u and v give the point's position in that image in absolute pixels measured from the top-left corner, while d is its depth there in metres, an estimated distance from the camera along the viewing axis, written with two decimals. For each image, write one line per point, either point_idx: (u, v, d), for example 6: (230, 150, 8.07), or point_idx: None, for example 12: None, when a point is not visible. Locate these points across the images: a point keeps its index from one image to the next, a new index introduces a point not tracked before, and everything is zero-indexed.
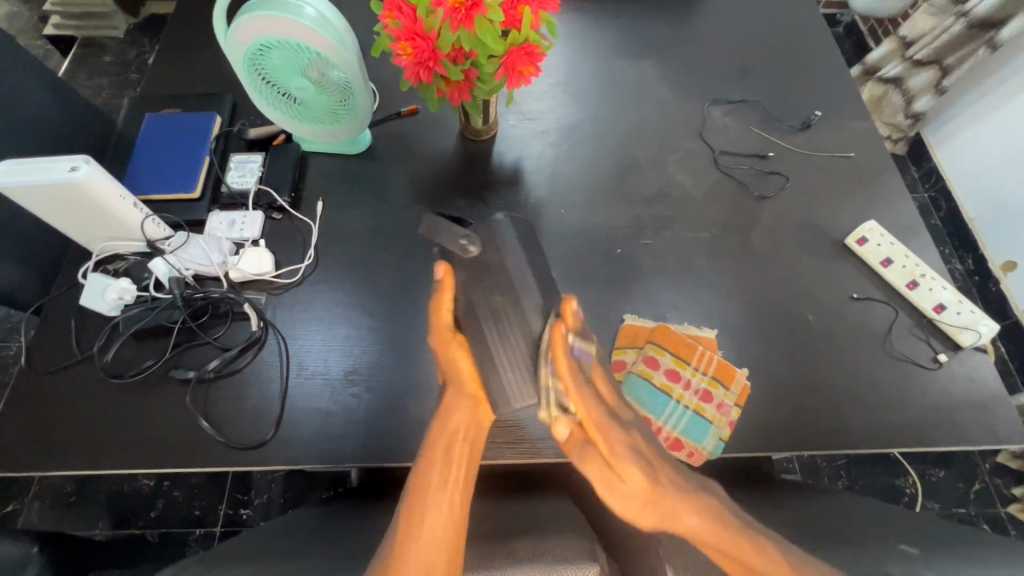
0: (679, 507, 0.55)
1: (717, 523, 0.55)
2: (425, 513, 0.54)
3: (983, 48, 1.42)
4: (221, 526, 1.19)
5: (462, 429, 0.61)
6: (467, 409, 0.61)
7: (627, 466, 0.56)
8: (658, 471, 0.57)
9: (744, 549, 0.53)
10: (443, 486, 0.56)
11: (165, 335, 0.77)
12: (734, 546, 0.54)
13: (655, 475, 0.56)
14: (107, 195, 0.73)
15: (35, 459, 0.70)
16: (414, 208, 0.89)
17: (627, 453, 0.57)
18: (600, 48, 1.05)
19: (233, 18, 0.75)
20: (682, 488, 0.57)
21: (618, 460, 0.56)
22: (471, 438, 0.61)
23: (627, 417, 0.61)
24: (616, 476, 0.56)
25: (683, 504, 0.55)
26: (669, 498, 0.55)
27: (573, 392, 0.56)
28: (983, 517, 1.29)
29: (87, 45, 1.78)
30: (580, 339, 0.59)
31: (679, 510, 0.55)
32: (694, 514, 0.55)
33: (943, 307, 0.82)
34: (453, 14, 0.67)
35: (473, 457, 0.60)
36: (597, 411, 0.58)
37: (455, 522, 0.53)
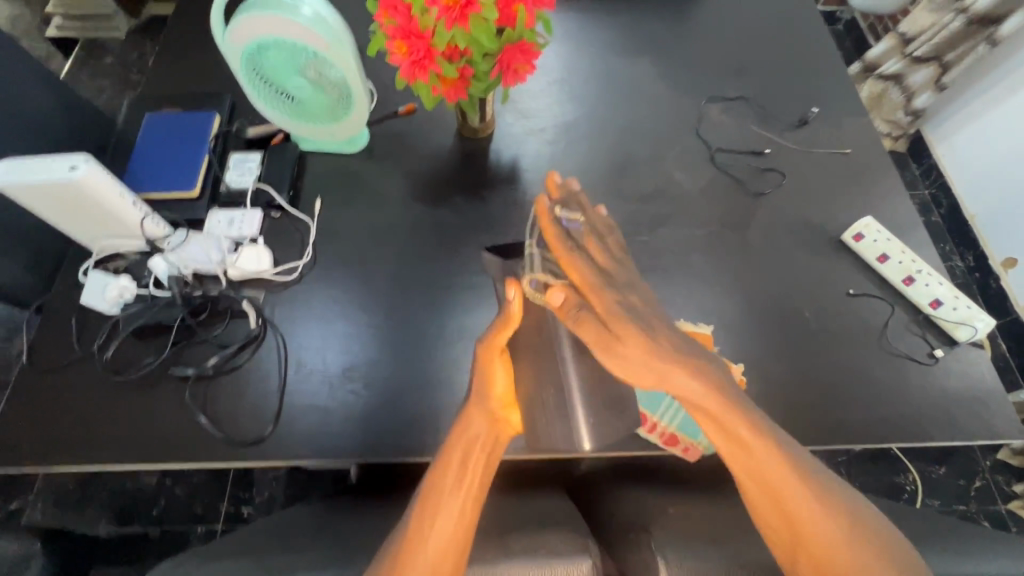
0: (671, 371, 0.53)
1: (722, 414, 0.53)
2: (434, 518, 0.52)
3: (983, 44, 1.42)
4: (222, 523, 1.19)
5: (478, 443, 0.58)
6: (488, 422, 0.60)
7: (627, 334, 0.53)
8: (658, 335, 0.54)
9: (737, 422, 0.53)
10: (459, 484, 0.55)
11: (165, 333, 0.78)
12: (731, 418, 0.53)
13: (652, 334, 0.54)
14: (107, 194, 0.73)
15: (35, 455, 0.71)
16: (412, 206, 0.90)
17: (634, 361, 0.53)
18: (597, 45, 1.06)
19: (231, 19, 0.76)
20: (673, 345, 0.54)
21: (623, 333, 0.53)
22: (487, 455, 0.58)
23: (625, 295, 0.56)
24: (616, 348, 0.54)
25: (675, 368, 0.53)
26: (676, 376, 0.53)
27: (561, 256, 0.57)
28: (983, 514, 1.29)
29: (89, 46, 1.79)
30: (540, 278, 0.59)
31: (674, 371, 0.53)
32: (692, 381, 0.53)
33: (939, 303, 0.83)
34: (448, 12, 0.68)
35: (490, 467, 0.58)
36: (602, 330, 0.54)
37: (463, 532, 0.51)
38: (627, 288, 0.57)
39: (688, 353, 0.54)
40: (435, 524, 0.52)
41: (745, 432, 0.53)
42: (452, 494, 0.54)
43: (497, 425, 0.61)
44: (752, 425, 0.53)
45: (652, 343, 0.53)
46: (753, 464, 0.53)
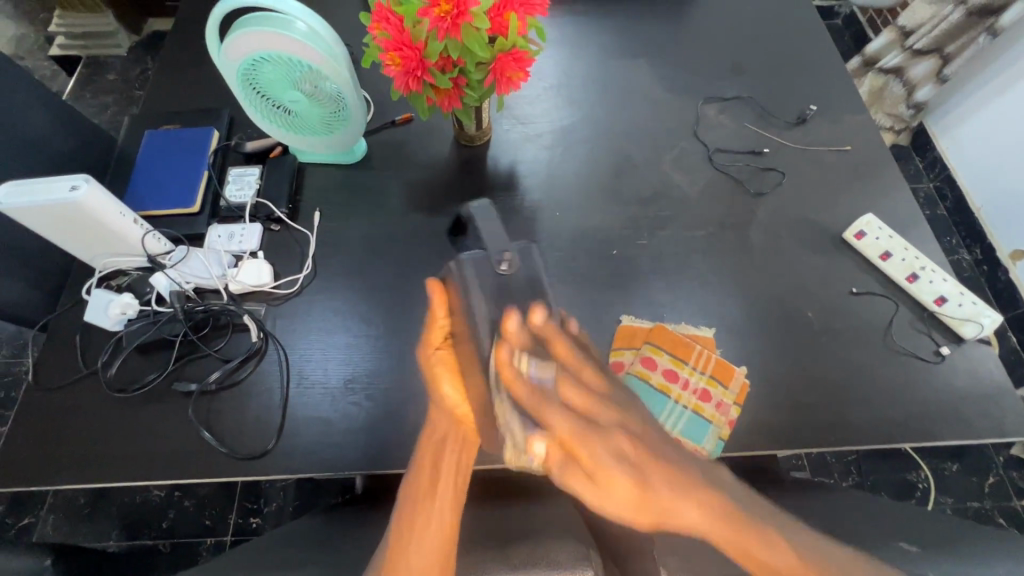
0: (673, 506, 0.54)
1: (718, 523, 0.54)
2: (417, 521, 0.55)
3: (984, 35, 1.39)
4: (231, 534, 1.20)
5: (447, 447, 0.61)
6: (450, 422, 0.63)
7: (612, 475, 0.54)
8: (652, 476, 0.54)
9: (733, 533, 0.54)
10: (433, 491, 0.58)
11: (167, 348, 0.78)
12: (723, 524, 0.54)
13: (642, 475, 0.54)
14: (107, 213, 0.74)
15: (42, 474, 0.71)
16: (411, 215, 0.90)
17: (608, 461, 0.54)
18: (592, 49, 1.06)
19: (226, 35, 0.77)
20: (673, 485, 0.55)
21: (601, 471, 0.54)
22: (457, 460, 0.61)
23: (607, 415, 0.57)
24: (604, 485, 0.54)
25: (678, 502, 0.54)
26: (660, 487, 0.54)
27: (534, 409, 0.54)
28: (998, 511, 1.27)
29: (92, 64, 1.82)
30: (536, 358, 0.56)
31: (672, 505, 0.54)
32: (691, 508, 0.54)
33: (944, 299, 0.81)
34: (440, 22, 0.68)
35: (461, 466, 0.61)
36: (578, 423, 0.55)
37: (445, 535, 0.54)
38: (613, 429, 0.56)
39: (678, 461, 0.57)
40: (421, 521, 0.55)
41: (755, 544, 0.53)
42: (430, 497, 0.57)
43: (460, 425, 0.62)
44: (758, 534, 0.54)
45: (621, 441, 0.55)
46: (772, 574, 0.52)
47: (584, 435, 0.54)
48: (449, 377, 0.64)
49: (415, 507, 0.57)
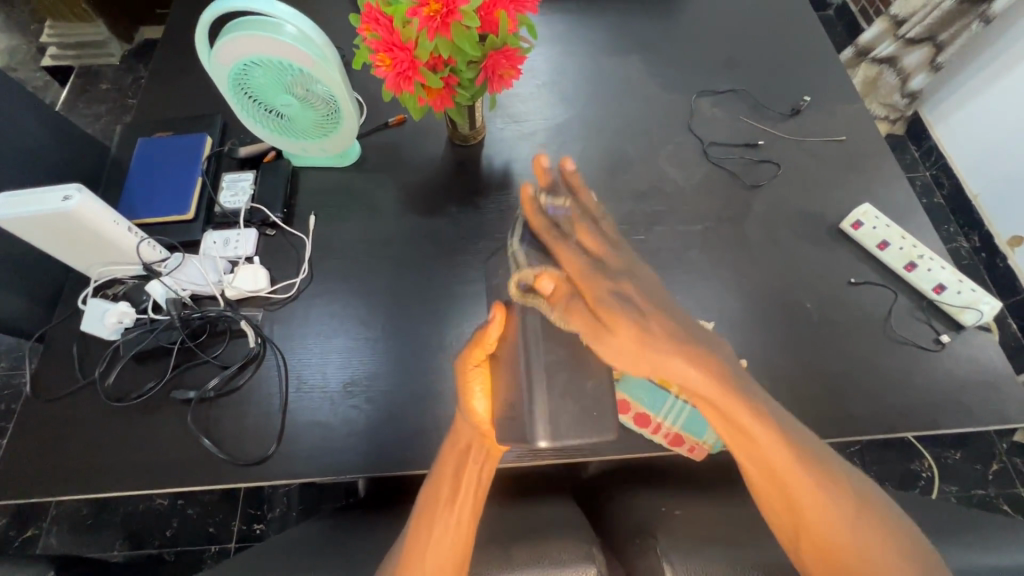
0: (670, 359, 0.54)
1: (719, 386, 0.54)
2: (435, 525, 0.56)
3: (976, 22, 1.40)
4: (235, 541, 1.20)
5: (470, 457, 0.60)
6: (475, 434, 0.61)
7: (614, 319, 0.55)
8: (652, 325, 0.55)
9: (739, 415, 0.54)
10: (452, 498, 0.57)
11: (165, 356, 0.78)
12: (735, 412, 0.54)
13: (642, 321, 0.55)
14: (101, 221, 0.74)
15: (42, 485, 0.71)
16: (407, 217, 0.89)
17: (613, 304, 0.55)
18: (584, 45, 1.05)
19: (215, 41, 0.76)
20: (686, 353, 0.54)
21: (607, 313, 0.55)
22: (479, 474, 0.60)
23: (617, 263, 0.60)
24: (605, 331, 0.54)
25: (677, 360, 0.54)
26: (654, 351, 0.54)
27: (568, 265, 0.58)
28: (1002, 498, 1.27)
29: (85, 74, 1.81)
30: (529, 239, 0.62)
31: (670, 360, 0.54)
32: (696, 376, 0.54)
33: (943, 287, 0.81)
34: (429, 22, 0.68)
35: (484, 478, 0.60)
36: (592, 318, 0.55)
37: (461, 539, 0.55)
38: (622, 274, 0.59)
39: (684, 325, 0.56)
40: (438, 526, 0.56)
41: (747, 419, 0.54)
42: (450, 507, 0.57)
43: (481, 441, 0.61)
44: (762, 422, 0.54)
45: (629, 286, 0.57)
46: (760, 457, 0.54)
47: (593, 274, 0.57)
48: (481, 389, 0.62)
49: (431, 514, 0.57)
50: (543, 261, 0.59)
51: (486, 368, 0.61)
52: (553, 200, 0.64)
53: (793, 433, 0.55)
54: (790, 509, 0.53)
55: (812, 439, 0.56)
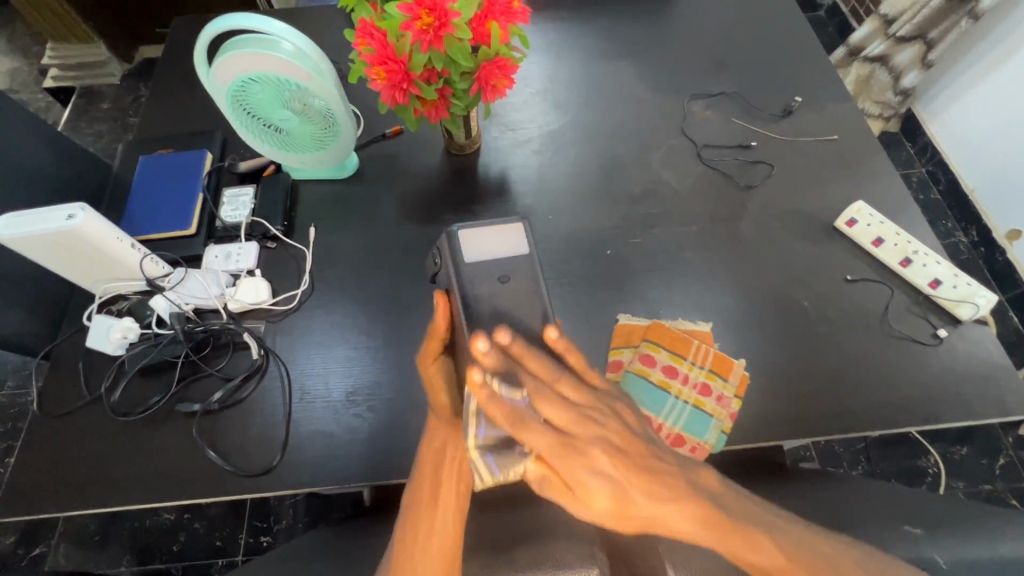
0: (663, 505, 0.51)
1: (707, 528, 0.51)
2: (420, 524, 0.56)
3: (965, 19, 1.40)
4: (242, 553, 1.20)
5: (448, 452, 0.58)
6: (451, 430, 0.60)
7: (591, 450, 0.50)
8: (624, 455, 0.51)
9: (720, 540, 0.52)
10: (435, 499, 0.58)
11: (169, 370, 0.79)
12: (725, 537, 0.51)
13: (624, 454, 0.51)
14: (105, 238, 0.75)
15: (49, 501, 0.72)
16: (406, 227, 0.91)
17: (593, 447, 0.50)
18: (576, 53, 1.07)
19: (214, 59, 0.78)
20: (656, 487, 0.51)
21: (583, 456, 0.50)
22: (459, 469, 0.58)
23: (600, 387, 0.56)
24: (581, 496, 0.50)
25: (666, 509, 0.51)
26: (639, 496, 0.50)
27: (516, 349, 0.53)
28: (1010, 492, 1.27)
29: (86, 94, 1.83)
30: (517, 251, 0.59)
31: (661, 517, 0.51)
32: (682, 519, 0.51)
33: (938, 282, 0.82)
34: (422, 35, 0.69)
35: (464, 472, 0.58)
36: (565, 411, 0.52)
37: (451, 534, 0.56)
38: (608, 402, 0.55)
39: (660, 469, 0.52)
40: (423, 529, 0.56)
41: (712, 531, 0.51)
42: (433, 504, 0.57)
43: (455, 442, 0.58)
44: (762, 551, 0.53)
45: (600, 459, 0.50)
46: (762, 565, 0.53)
47: (548, 397, 0.51)
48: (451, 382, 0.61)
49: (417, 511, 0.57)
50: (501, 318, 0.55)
51: (446, 362, 0.60)
52: (522, 228, 0.59)
53: (791, 543, 0.54)
54: (783, 571, 0.53)
55: (782, 525, 0.55)
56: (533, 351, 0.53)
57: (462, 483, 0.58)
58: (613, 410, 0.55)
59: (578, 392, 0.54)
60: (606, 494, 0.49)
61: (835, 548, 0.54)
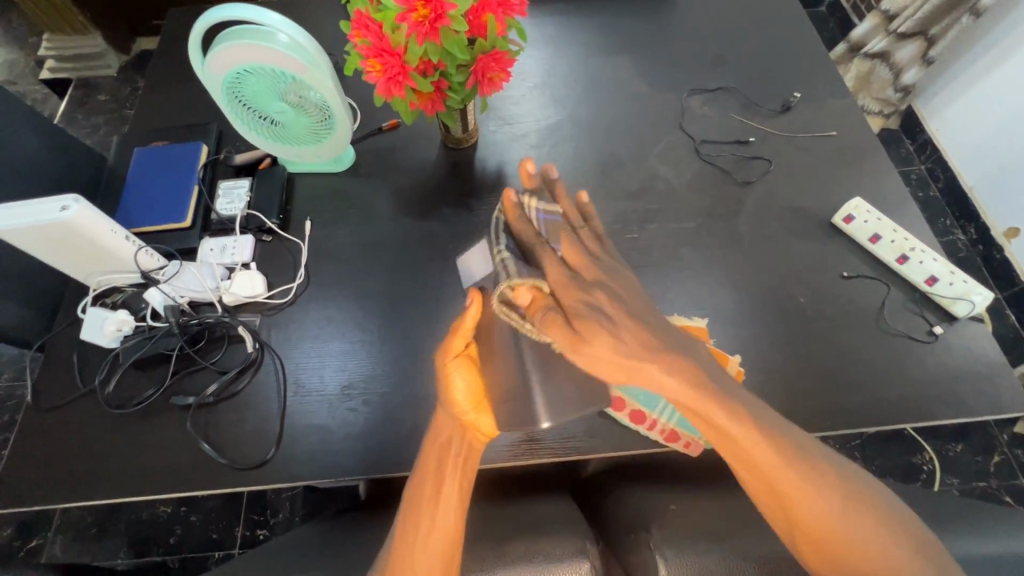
0: (641, 364, 0.51)
1: (734, 421, 0.50)
2: (421, 522, 0.56)
3: (967, 15, 1.39)
4: (239, 546, 1.20)
5: (454, 449, 0.61)
6: (456, 427, 0.62)
7: (593, 327, 0.52)
8: (625, 334, 0.52)
9: (736, 432, 0.50)
10: (437, 495, 0.57)
11: (164, 363, 0.79)
12: (708, 412, 0.50)
13: (611, 327, 0.52)
14: (99, 230, 0.75)
15: (43, 494, 0.72)
16: (402, 221, 0.90)
17: (589, 315, 0.53)
18: (574, 47, 1.06)
19: (208, 50, 0.77)
20: (636, 337, 0.52)
21: (587, 325, 0.52)
22: (462, 459, 0.60)
23: (593, 272, 0.59)
24: (586, 338, 0.51)
25: (652, 364, 0.51)
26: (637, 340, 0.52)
27: (552, 275, 0.57)
28: (1004, 489, 1.27)
29: (82, 85, 1.82)
30: (540, 205, 0.68)
31: (640, 365, 0.51)
32: (719, 409, 0.50)
33: (935, 279, 0.82)
34: (418, 27, 0.68)
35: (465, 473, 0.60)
36: (565, 271, 0.58)
37: (450, 535, 0.55)
38: (599, 279, 0.58)
39: (648, 342, 0.52)
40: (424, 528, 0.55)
41: (729, 423, 0.50)
42: (433, 504, 0.57)
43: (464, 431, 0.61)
44: (751, 432, 0.50)
45: (603, 301, 0.55)
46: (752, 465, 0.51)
47: (571, 282, 0.57)
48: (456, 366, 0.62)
49: (417, 508, 0.57)
50: (531, 272, 0.60)
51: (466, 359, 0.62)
52: (541, 207, 0.67)
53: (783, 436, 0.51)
54: (775, 497, 0.51)
55: (773, 416, 0.52)
56: (562, 279, 0.57)
57: (465, 477, 0.59)
58: (605, 309, 0.54)
59: (596, 273, 0.59)
60: (604, 344, 0.51)
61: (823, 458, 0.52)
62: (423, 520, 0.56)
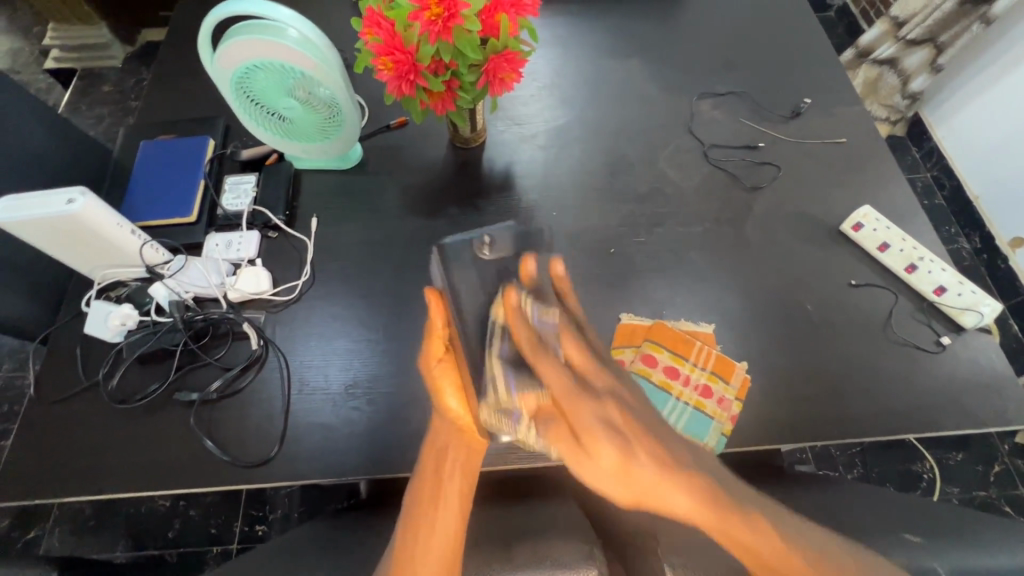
0: (661, 489, 0.45)
1: (708, 508, 0.46)
2: (423, 525, 0.56)
3: (977, 23, 1.39)
4: (237, 542, 1.20)
5: (449, 455, 0.59)
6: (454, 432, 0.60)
7: (597, 439, 0.46)
8: (633, 439, 0.46)
9: (736, 528, 0.46)
10: (437, 498, 0.57)
11: (168, 359, 0.79)
12: (726, 526, 0.46)
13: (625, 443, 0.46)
14: (104, 224, 0.74)
15: (45, 488, 0.71)
16: (409, 220, 0.90)
17: (596, 426, 0.47)
18: (584, 48, 1.05)
19: (218, 45, 0.77)
20: (655, 459, 0.46)
21: (587, 432, 0.47)
22: (460, 466, 0.59)
23: (602, 378, 0.50)
24: (588, 450, 0.46)
25: (666, 485, 0.45)
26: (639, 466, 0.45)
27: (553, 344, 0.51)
28: (1005, 499, 1.27)
29: (87, 76, 1.82)
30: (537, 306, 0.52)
31: (654, 485, 0.45)
32: (684, 496, 0.45)
33: (943, 289, 0.82)
34: (431, 26, 0.68)
35: (466, 474, 0.59)
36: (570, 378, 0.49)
37: (453, 535, 0.55)
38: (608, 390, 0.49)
39: (660, 431, 0.48)
40: (427, 527, 0.56)
41: (748, 535, 0.47)
42: (437, 503, 0.57)
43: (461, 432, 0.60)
44: (762, 534, 0.48)
45: (612, 408, 0.48)
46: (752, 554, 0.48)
47: (580, 350, 0.51)
48: (454, 389, 0.60)
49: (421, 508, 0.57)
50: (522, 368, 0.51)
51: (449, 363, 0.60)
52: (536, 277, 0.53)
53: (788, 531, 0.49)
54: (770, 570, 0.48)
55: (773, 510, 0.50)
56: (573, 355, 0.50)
57: (465, 481, 0.59)
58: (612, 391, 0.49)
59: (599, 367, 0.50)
60: (614, 455, 0.46)
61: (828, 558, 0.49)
62: (427, 517, 0.56)
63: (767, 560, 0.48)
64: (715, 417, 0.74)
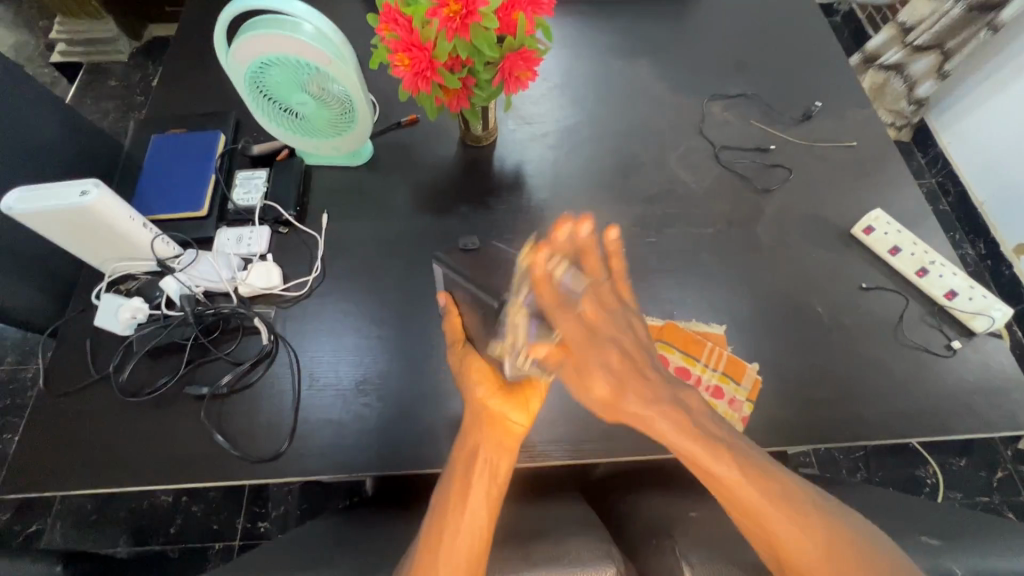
0: (641, 411, 0.59)
1: (734, 467, 0.55)
2: (447, 527, 0.55)
3: (984, 31, 1.41)
4: (239, 539, 1.19)
5: (479, 454, 0.60)
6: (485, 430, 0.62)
7: (594, 374, 0.61)
8: (622, 370, 0.61)
9: (730, 476, 0.55)
10: (464, 496, 0.57)
11: (178, 352, 0.78)
12: (712, 463, 0.56)
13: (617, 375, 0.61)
14: (117, 217, 0.74)
15: (54, 480, 0.71)
16: (420, 217, 0.90)
17: (598, 359, 0.61)
18: (596, 48, 1.06)
19: (234, 39, 0.77)
20: (643, 394, 0.60)
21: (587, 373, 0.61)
22: (490, 465, 0.60)
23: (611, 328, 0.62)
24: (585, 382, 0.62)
25: (652, 408, 0.59)
26: (631, 399, 0.60)
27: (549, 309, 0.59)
28: (1007, 505, 1.27)
29: (93, 70, 1.81)
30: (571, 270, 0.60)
31: (641, 410, 0.59)
32: (668, 423, 0.59)
33: (955, 294, 0.81)
34: (449, 22, 0.68)
35: (496, 471, 0.60)
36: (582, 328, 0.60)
37: (479, 537, 0.55)
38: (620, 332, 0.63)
39: (653, 381, 0.62)
40: (450, 530, 0.55)
41: (744, 482, 0.54)
42: (460, 507, 0.56)
43: (491, 424, 0.63)
44: (744, 477, 0.55)
45: (610, 353, 0.61)
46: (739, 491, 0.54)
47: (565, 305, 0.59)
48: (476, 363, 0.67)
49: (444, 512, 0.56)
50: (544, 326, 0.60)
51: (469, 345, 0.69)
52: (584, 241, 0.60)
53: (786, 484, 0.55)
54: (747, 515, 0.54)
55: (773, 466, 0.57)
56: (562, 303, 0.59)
57: (494, 482, 0.59)
58: (623, 331, 0.63)
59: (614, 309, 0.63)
60: (603, 385, 0.61)
61: (817, 507, 0.54)
62: (451, 520, 0.55)
63: (763, 510, 0.53)
64: (726, 418, 0.74)
